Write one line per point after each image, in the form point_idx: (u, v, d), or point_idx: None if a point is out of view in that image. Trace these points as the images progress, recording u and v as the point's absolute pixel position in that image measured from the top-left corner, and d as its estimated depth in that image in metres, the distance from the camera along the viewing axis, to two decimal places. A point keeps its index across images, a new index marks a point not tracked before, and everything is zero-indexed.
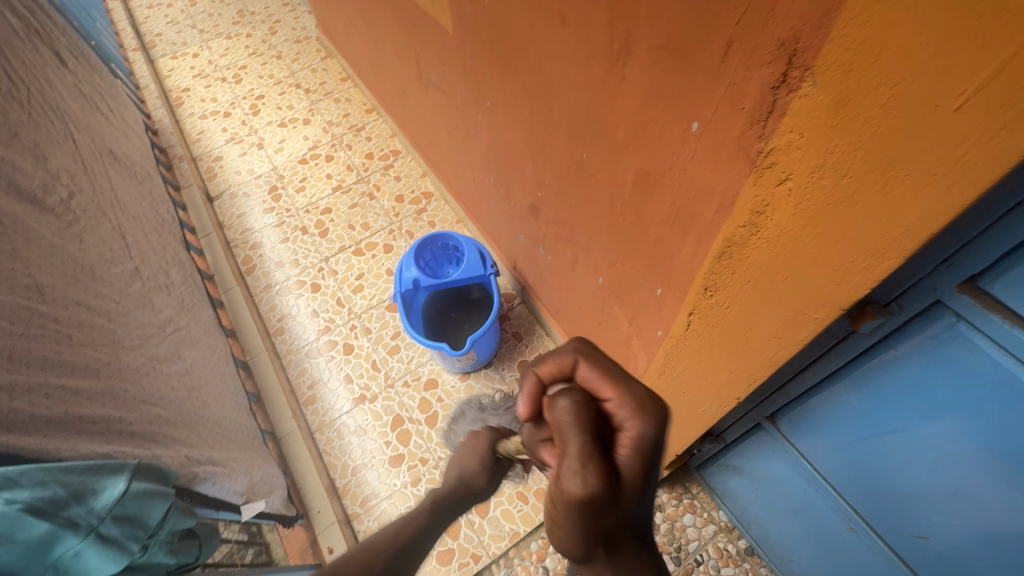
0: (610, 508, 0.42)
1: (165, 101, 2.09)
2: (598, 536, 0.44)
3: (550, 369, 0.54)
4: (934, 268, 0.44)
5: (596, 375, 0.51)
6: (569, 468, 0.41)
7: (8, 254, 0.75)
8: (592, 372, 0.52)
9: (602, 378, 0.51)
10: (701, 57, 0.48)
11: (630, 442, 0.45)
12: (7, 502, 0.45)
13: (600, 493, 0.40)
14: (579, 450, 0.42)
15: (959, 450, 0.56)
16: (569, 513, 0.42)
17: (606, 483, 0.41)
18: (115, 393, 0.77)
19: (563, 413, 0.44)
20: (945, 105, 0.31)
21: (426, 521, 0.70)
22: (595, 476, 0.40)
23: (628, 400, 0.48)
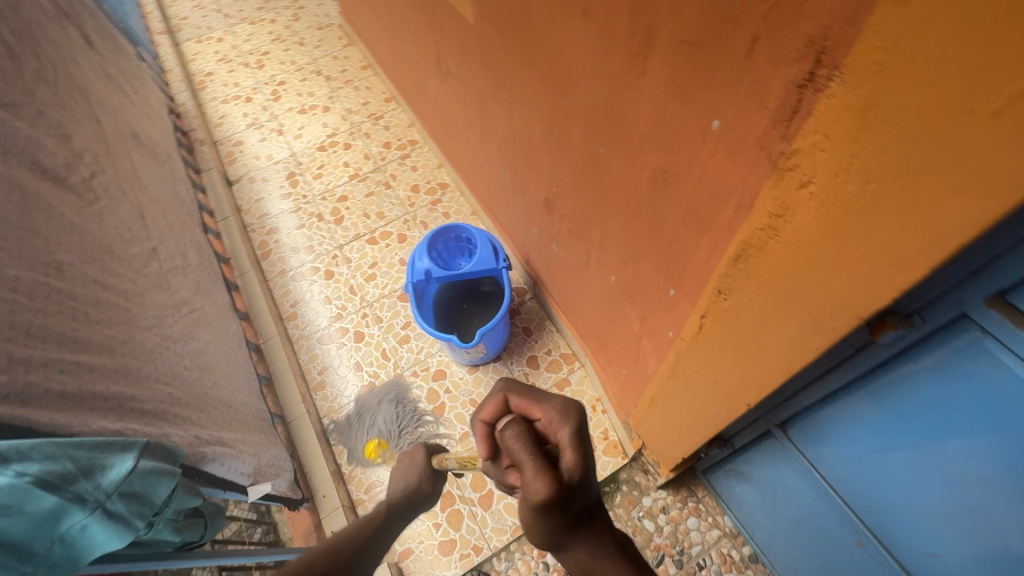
0: (573, 502, 0.50)
1: (188, 85, 2.11)
2: (569, 524, 0.51)
3: (490, 409, 0.62)
4: (961, 280, 0.42)
5: (527, 403, 0.60)
6: (531, 477, 0.49)
7: (29, 231, 0.76)
8: (522, 401, 0.61)
9: (529, 400, 0.60)
10: (725, 53, 0.46)
11: (568, 441, 0.54)
12: (17, 475, 0.47)
13: (557, 491, 0.48)
14: (534, 464, 0.50)
15: (975, 469, 0.54)
16: (539, 513, 0.49)
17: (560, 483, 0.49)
18: (128, 371, 0.79)
19: (512, 441, 0.52)
20: (981, 109, 0.29)
21: (381, 525, 0.71)
22: (547, 480, 0.48)
23: (555, 411, 0.57)
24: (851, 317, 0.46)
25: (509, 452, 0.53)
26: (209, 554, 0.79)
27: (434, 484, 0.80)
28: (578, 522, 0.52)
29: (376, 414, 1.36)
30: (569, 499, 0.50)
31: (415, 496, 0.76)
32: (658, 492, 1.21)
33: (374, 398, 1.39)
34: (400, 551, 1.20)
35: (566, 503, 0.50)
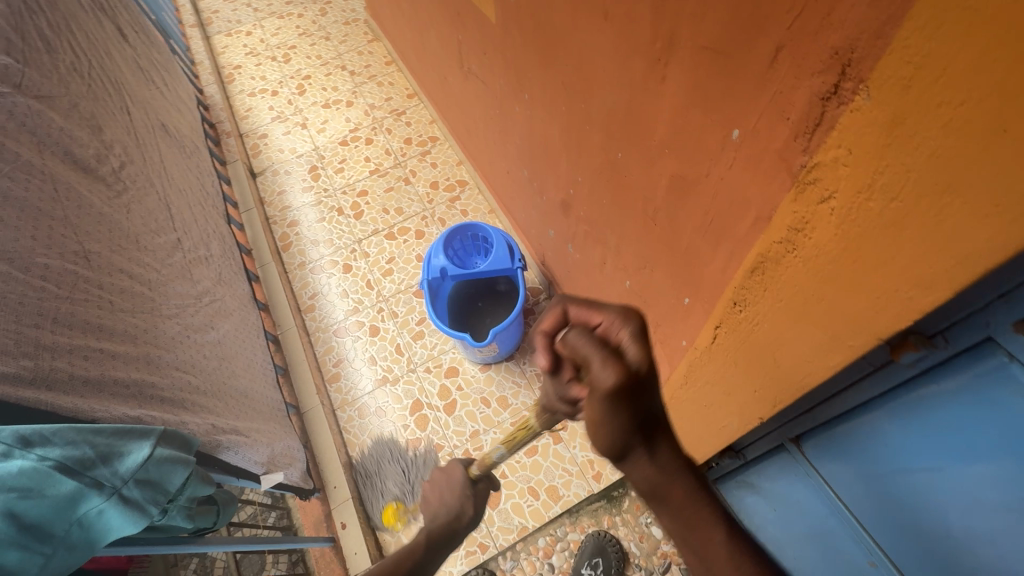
0: (642, 398, 0.47)
1: (217, 77, 2.16)
2: (641, 427, 0.47)
3: (547, 322, 0.59)
4: (989, 302, 0.41)
5: (584, 311, 0.56)
6: (597, 369, 0.46)
7: (60, 220, 0.78)
8: (580, 310, 0.57)
9: (588, 308, 0.55)
10: (747, 62, 0.45)
11: (631, 341, 0.49)
12: (38, 459, 0.48)
13: (626, 380, 0.45)
14: (601, 355, 0.46)
15: (999, 496, 0.52)
16: (606, 407, 0.46)
17: (628, 372, 0.46)
18: (149, 359, 0.81)
19: (577, 340, 0.49)
20: (1014, 131, 0.28)
21: (421, 557, 0.72)
22: (616, 368, 0.45)
23: (614, 313, 0.52)
24: (869, 337, 0.45)
25: (573, 352, 0.50)
26: (230, 539, 0.82)
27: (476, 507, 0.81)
28: (648, 425, 0.48)
29: (386, 477, 1.30)
30: (640, 395, 0.47)
31: (456, 523, 0.77)
32: None
33: (381, 459, 1.32)
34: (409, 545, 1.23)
35: (636, 395, 0.46)
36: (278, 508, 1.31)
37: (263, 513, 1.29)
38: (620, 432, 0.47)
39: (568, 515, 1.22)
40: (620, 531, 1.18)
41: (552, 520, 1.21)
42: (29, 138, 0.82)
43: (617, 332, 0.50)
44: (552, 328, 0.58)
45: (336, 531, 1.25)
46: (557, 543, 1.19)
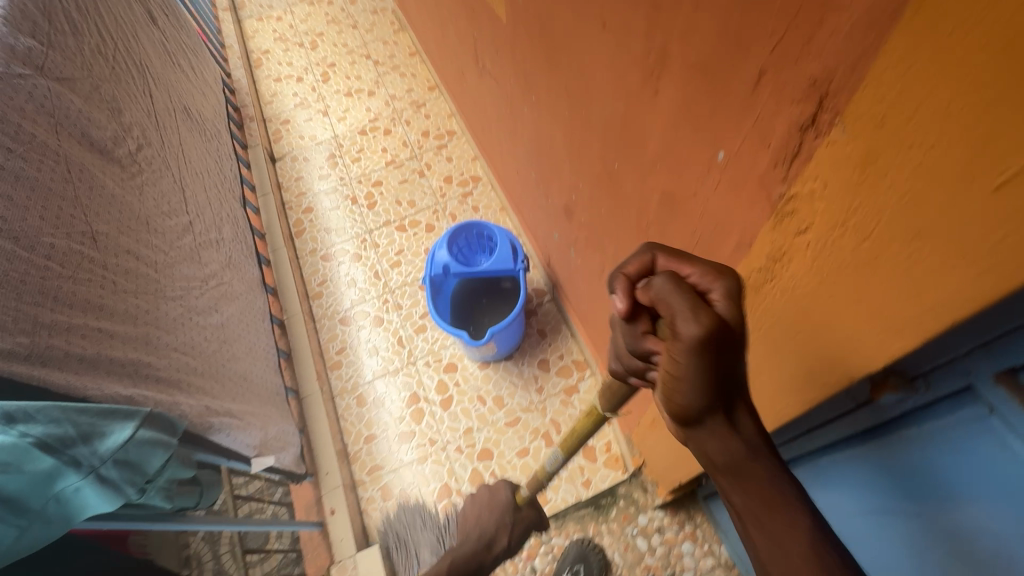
0: (728, 360, 0.37)
1: (245, 62, 2.20)
2: (721, 391, 0.39)
3: (630, 266, 0.43)
4: (971, 349, 0.39)
5: (672, 259, 0.42)
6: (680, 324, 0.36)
7: (70, 200, 0.81)
8: (667, 259, 0.43)
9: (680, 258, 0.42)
10: (732, 83, 0.43)
11: (724, 301, 0.38)
12: (20, 435, 0.50)
13: (716, 336, 0.35)
14: (685, 305, 0.36)
15: (979, 551, 0.48)
16: (688, 363, 0.37)
17: (720, 327, 0.35)
18: (148, 340, 0.84)
19: (659, 287, 0.37)
20: (984, 180, 0.26)
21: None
22: (702, 320, 0.35)
23: (708, 265, 0.40)
24: (841, 376, 0.44)
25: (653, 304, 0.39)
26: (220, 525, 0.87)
27: (510, 538, 0.99)
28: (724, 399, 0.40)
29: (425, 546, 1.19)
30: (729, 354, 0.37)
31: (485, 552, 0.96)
32: (656, 512, 1.19)
33: (411, 526, 1.22)
34: None
35: (723, 354, 0.36)
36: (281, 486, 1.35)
37: (269, 489, 1.34)
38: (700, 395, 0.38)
39: (555, 519, 1.21)
40: (605, 539, 1.18)
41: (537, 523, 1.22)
42: (47, 119, 0.85)
43: (711, 285, 0.39)
44: (634, 274, 0.43)
45: (326, 516, 1.28)
46: (541, 546, 1.20)
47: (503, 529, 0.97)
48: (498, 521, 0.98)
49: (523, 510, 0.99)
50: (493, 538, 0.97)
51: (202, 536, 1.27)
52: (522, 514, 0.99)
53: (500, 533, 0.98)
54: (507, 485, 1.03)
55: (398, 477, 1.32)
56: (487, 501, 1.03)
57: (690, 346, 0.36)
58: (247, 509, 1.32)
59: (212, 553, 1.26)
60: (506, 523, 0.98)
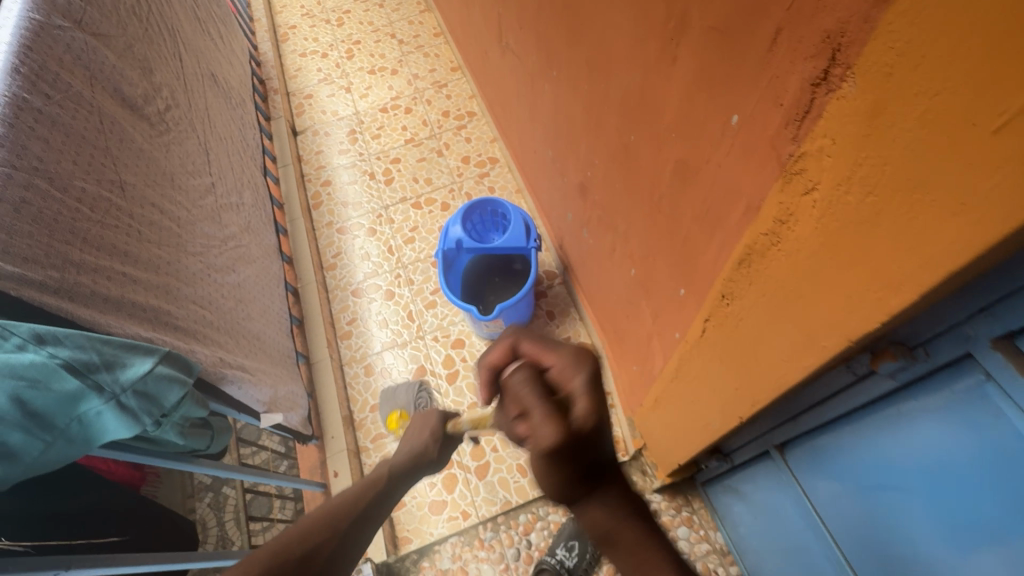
0: (586, 459, 0.43)
1: (272, 36, 2.23)
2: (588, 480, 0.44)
3: (496, 353, 0.59)
4: (970, 314, 0.40)
5: (535, 346, 0.55)
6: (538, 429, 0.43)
7: (101, 150, 0.84)
8: (532, 345, 0.56)
9: (542, 346, 0.55)
10: (749, 45, 0.44)
11: (581, 391, 0.46)
12: (49, 355, 0.54)
13: (565, 442, 0.41)
14: (542, 412, 0.43)
15: (999, 532, 0.46)
16: (544, 467, 0.43)
17: (569, 434, 0.42)
18: (168, 289, 0.87)
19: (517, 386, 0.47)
20: (983, 124, 0.27)
21: (385, 487, 0.70)
22: (553, 427, 0.42)
23: (567, 356, 0.51)
24: (840, 339, 0.44)
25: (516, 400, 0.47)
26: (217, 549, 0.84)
27: (442, 452, 0.78)
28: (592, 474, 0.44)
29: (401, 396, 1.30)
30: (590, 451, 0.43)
31: (419, 461, 0.74)
32: (653, 495, 1.20)
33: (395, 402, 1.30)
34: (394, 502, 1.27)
35: (579, 458, 0.42)
36: (286, 458, 1.40)
37: (274, 460, 1.38)
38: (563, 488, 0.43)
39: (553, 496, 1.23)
40: None
41: (535, 499, 1.24)
42: (82, 72, 0.88)
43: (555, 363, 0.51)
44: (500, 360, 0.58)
45: (329, 478, 1.31)
46: (538, 521, 1.22)
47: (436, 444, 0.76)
48: (429, 443, 0.76)
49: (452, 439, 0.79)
50: (425, 452, 0.75)
51: (208, 503, 1.36)
52: (452, 442, 0.79)
53: (433, 448, 0.76)
54: (437, 411, 0.80)
55: None
56: (416, 424, 0.80)
57: (564, 436, 0.41)
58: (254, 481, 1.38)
59: (217, 519, 1.35)
60: (437, 437, 0.77)
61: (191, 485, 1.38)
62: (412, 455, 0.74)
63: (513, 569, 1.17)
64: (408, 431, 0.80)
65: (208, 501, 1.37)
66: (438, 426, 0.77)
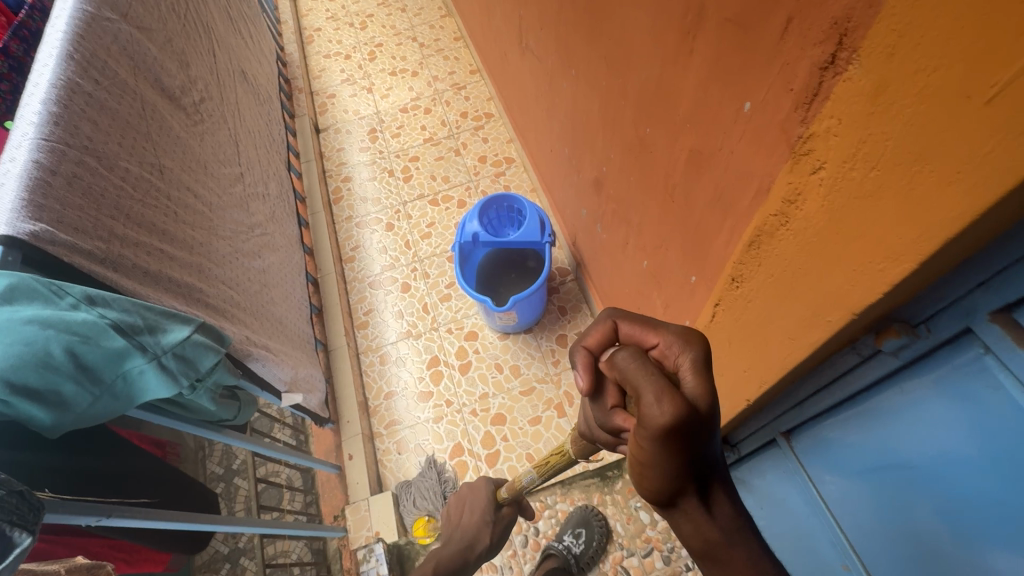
0: (698, 444, 0.37)
1: (298, 37, 2.30)
2: (693, 467, 0.39)
3: (593, 338, 0.49)
4: (970, 289, 0.42)
5: (636, 328, 0.48)
6: (649, 402, 0.36)
7: (142, 134, 0.89)
8: (634, 329, 0.48)
9: (644, 329, 0.47)
10: (762, 35, 0.47)
11: (691, 367, 0.40)
12: (98, 316, 0.59)
13: (684, 422, 0.35)
14: (653, 387, 0.36)
15: (1000, 509, 0.47)
16: (653, 448, 0.37)
17: (689, 416, 0.35)
18: (201, 268, 0.91)
19: (625, 364, 0.39)
20: (977, 97, 0.29)
21: None
22: (676, 405, 0.35)
23: (673, 334, 0.44)
24: (844, 313, 0.47)
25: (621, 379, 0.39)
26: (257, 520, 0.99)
27: (492, 535, 0.95)
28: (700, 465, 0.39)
29: (423, 489, 1.28)
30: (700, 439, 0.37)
31: (469, 553, 0.91)
32: None
33: (426, 483, 1.28)
34: None
35: (690, 443, 0.37)
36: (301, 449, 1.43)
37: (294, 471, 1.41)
38: (672, 470, 0.39)
39: (561, 485, 1.26)
40: (609, 509, 1.21)
41: (543, 488, 1.26)
42: (126, 61, 0.93)
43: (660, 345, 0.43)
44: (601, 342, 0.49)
45: (344, 461, 1.36)
46: (546, 510, 1.24)
47: (486, 527, 0.94)
48: (479, 519, 0.95)
49: (503, 509, 0.97)
50: (475, 538, 0.92)
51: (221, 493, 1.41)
52: (503, 514, 0.97)
53: (483, 532, 0.94)
54: (486, 485, 0.99)
55: (413, 434, 1.38)
56: (469, 500, 0.99)
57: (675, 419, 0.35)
58: (264, 471, 1.43)
59: (228, 509, 1.39)
60: (488, 521, 0.95)
61: (203, 475, 1.44)
62: (463, 547, 0.91)
63: (520, 555, 1.20)
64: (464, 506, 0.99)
65: (219, 491, 1.42)
66: (487, 512, 0.96)
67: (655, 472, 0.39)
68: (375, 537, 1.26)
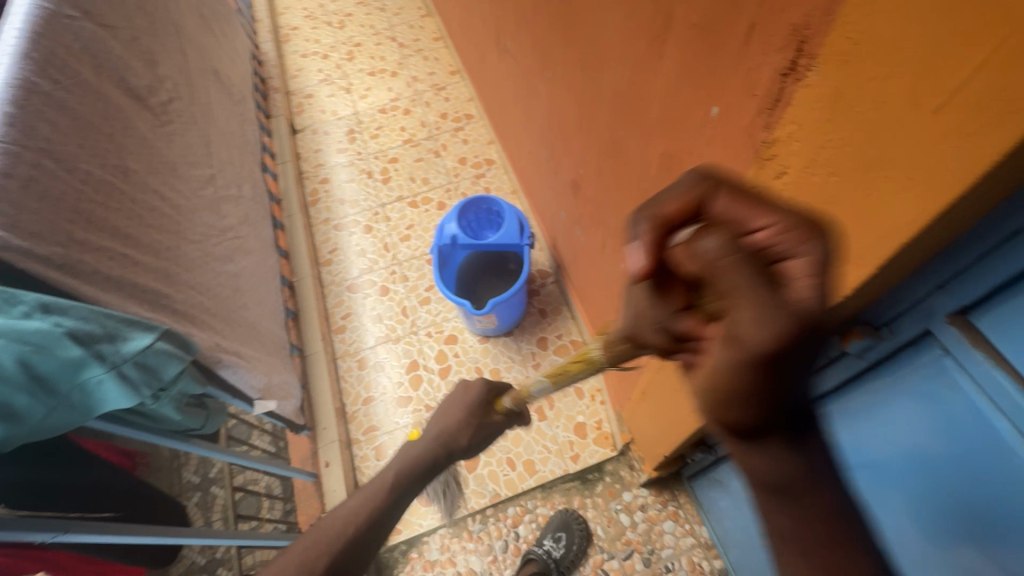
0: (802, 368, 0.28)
1: (274, 36, 2.26)
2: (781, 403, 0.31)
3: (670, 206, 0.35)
4: (929, 291, 0.43)
5: (740, 201, 0.32)
6: (743, 323, 0.27)
7: (106, 135, 0.87)
8: (731, 205, 0.32)
9: (747, 206, 0.31)
10: (727, 39, 0.47)
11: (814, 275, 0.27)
12: (53, 324, 0.57)
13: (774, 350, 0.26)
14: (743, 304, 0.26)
15: (965, 506, 0.48)
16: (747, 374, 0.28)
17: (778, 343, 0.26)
18: (168, 273, 0.88)
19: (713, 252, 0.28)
20: (927, 104, 0.30)
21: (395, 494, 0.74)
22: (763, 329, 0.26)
23: (795, 214, 0.29)
24: None
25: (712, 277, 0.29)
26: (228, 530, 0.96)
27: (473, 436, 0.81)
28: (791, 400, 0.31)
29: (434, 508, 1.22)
30: (802, 365, 0.28)
31: (448, 445, 0.79)
32: (640, 490, 1.22)
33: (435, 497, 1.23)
34: None
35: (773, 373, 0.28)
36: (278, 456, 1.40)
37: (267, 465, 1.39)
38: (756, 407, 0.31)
39: (541, 489, 1.25)
40: (589, 512, 1.21)
41: (523, 492, 1.25)
42: (89, 60, 0.91)
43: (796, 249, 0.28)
44: (674, 220, 0.35)
45: (320, 468, 1.34)
46: (526, 514, 1.24)
47: (468, 426, 0.80)
48: (463, 419, 0.81)
49: (495, 416, 0.84)
50: (453, 436, 0.79)
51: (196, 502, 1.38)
52: (493, 419, 0.83)
53: (463, 433, 0.80)
54: (481, 385, 0.85)
55: (392, 439, 1.37)
56: (453, 402, 0.84)
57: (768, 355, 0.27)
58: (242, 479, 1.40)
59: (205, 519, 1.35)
60: (473, 420, 0.82)
61: (178, 485, 1.40)
62: (436, 441, 0.79)
63: (501, 561, 1.20)
64: (445, 406, 0.84)
65: (195, 500, 1.38)
66: (476, 404, 0.82)
67: (737, 411, 0.31)
68: None
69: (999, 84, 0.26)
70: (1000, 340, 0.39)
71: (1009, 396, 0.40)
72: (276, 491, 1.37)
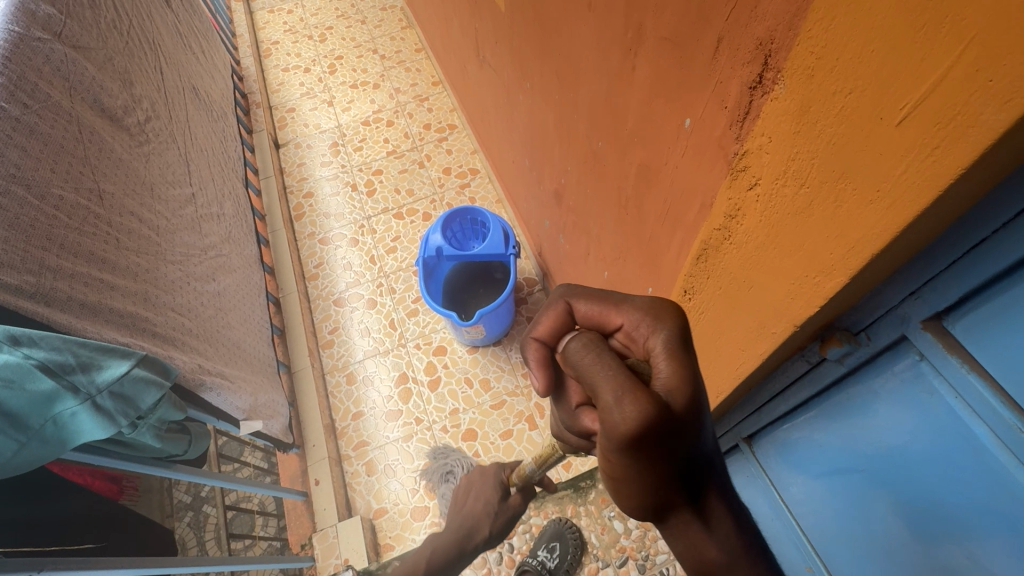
0: (673, 446, 0.35)
1: (255, 51, 2.25)
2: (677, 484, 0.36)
3: (545, 322, 0.47)
4: (903, 298, 0.43)
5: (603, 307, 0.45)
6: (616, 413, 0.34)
7: (79, 159, 0.85)
8: (590, 306, 0.47)
9: (602, 307, 0.46)
10: (696, 52, 0.48)
11: (665, 355, 0.38)
12: (24, 357, 0.57)
13: (651, 425, 0.33)
14: (616, 385, 0.35)
15: (948, 511, 0.48)
16: (622, 459, 0.35)
17: (654, 409, 0.34)
18: (146, 296, 0.87)
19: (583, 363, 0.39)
20: (890, 117, 0.30)
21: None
22: (637, 405, 0.34)
23: (640, 315, 0.42)
24: (786, 324, 0.47)
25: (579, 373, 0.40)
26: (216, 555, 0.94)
27: (498, 524, 0.99)
28: (690, 477, 0.36)
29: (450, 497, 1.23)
30: (669, 445, 0.35)
31: (467, 540, 0.97)
32: None
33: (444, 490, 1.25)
34: (376, 509, 1.29)
35: (668, 447, 0.35)
36: (269, 472, 1.40)
37: (257, 475, 1.39)
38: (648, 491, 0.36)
39: (534, 500, 1.25)
40: (583, 521, 1.21)
41: None
42: (61, 82, 0.89)
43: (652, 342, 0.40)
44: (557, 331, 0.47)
45: (310, 486, 1.31)
46: (520, 525, 1.23)
47: (488, 517, 0.97)
48: (484, 512, 0.98)
49: (512, 498, 0.98)
50: (475, 527, 0.97)
51: (188, 522, 1.36)
52: (510, 499, 0.98)
53: (484, 522, 0.98)
54: (496, 474, 1.00)
55: (382, 454, 1.35)
56: (475, 488, 1.02)
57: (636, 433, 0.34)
58: (235, 497, 1.40)
59: (197, 540, 1.33)
60: (490, 509, 0.97)
61: (169, 505, 1.38)
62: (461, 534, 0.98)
63: (496, 573, 1.18)
64: (469, 494, 1.02)
65: (187, 520, 1.36)
66: (494, 493, 0.98)
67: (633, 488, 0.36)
68: (344, 565, 1.20)
69: (956, 98, 0.26)
70: (975, 344, 0.39)
71: (990, 403, 0.40)
72: (269, 509, 1.36)
